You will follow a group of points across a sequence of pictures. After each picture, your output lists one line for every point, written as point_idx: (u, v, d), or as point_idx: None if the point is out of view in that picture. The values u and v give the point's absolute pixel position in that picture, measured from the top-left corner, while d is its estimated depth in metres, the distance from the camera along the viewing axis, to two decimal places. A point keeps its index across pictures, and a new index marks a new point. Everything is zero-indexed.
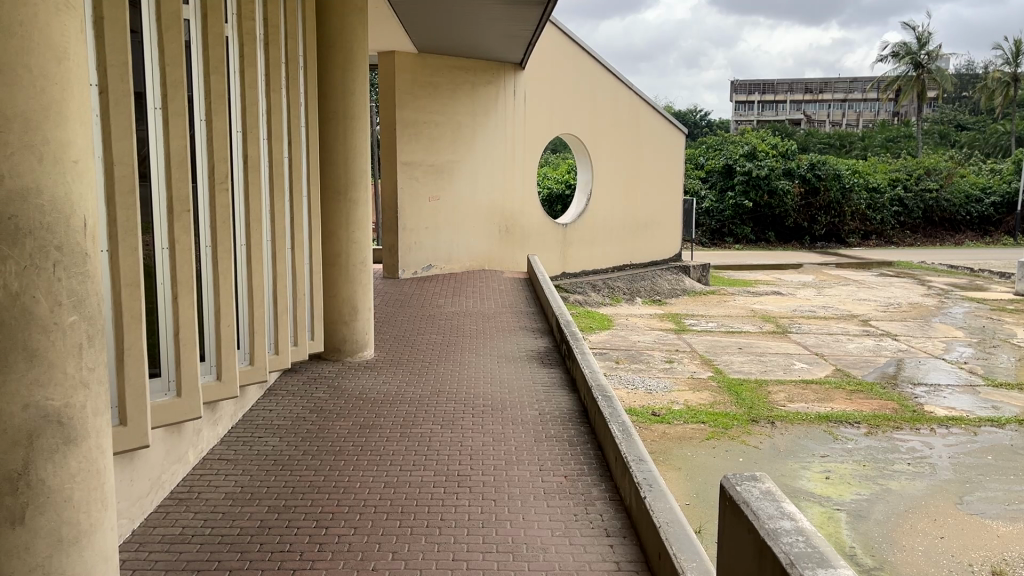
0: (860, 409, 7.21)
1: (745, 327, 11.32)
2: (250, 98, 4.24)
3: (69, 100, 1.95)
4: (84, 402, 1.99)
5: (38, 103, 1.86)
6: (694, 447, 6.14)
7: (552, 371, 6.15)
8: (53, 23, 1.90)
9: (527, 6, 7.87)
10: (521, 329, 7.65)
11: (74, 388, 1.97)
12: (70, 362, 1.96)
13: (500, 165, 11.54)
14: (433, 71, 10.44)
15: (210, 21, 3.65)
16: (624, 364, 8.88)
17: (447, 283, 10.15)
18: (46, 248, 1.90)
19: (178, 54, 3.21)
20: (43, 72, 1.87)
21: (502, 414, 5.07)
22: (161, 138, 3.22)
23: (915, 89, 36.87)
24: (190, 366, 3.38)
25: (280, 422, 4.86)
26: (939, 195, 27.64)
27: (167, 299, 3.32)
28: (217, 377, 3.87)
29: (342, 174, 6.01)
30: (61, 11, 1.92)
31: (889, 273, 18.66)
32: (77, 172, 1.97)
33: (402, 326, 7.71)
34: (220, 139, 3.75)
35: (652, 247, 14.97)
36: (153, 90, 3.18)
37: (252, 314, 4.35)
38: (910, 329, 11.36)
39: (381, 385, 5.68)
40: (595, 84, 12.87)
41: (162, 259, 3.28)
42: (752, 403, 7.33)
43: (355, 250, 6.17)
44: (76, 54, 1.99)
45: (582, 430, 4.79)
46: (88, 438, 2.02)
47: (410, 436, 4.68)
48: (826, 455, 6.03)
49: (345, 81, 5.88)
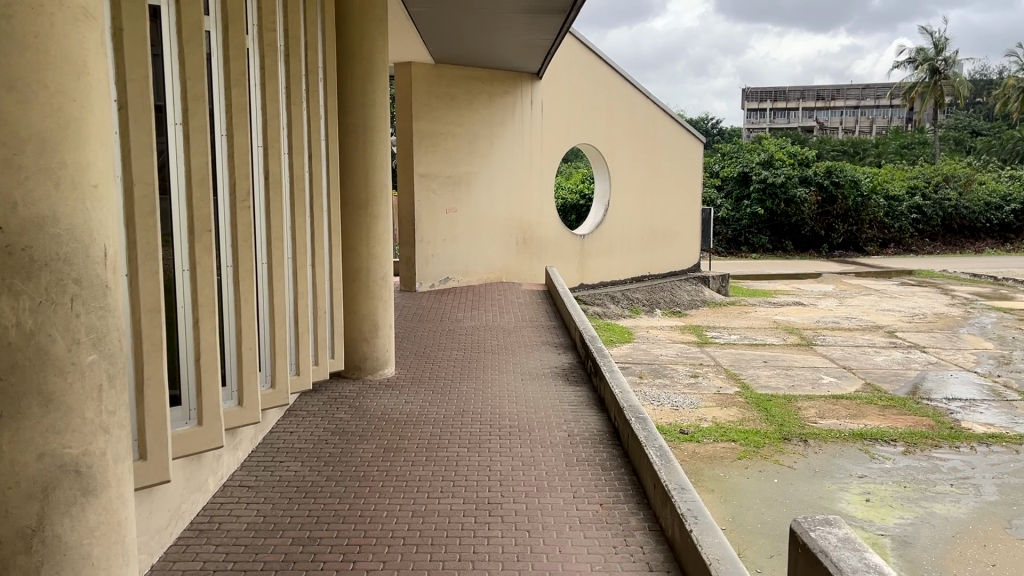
0: (895, 425, 6.99)
1: (768, 339, 11.10)
2: (272, 111, 4.09)
3: (88, 118, 1.82)
4: (103, 448, 1.87)
5: (57, 122, 1.73)
6: (726, 468, 5.94)
7: (579, 389, 5.96)
8: (71, 33, 1.76)
9: (548, 16, 7.73)
10: (544, 344, 7.47)
11: (93, 434, 1.84)
12: (90, 406, 1.83)
13: (518, 177, 11.38)
14: (450, 82, 10.32)
15: (232, 32, 3.52)
16: (648, 379, 8.69)
17: (466, 295, 10.01)
18: (63, 281, 1.78)
19: (200, 67, 3.07)
20: (59, 88, 1.73)
21: (530, 436, 4.89)
22: (182, 155, 3.07)
23: (933, 95, 36.52)
24: (212, 393, 3.23)
25: (302, 445, 4.70)
26: (958, 203, 27.34)
27: (188, 325, 3.16)
28: (238, 403, 3.71)
29: (362, 188, 5.87)
30: (80, 20, 1.78)
31: (911, 282, 18.42)
32: (97, 198, 1.85)
33: (421, 341, 7.55)
34: (242, 156, 3.61)
35: (670, 257, 14.76)
36: (173, 105, 3.03)
37: (273, 335, 4.19)
38: (939, 340, 11.11)
39: (404, 405, 5.51)
40: (612, 93, 12.71)
41: (182, 283, 3.13)
42: (782, 419, 7.13)
43: (375, 265, 6.03)
44: (96, 67, 1.85)
45: (616, 453, 4.61)
46: (107, 487, 1.90)
47: (437, 460, 4.50)
48: (865, 475, 5.82)
49: (366, 93, 5.74)
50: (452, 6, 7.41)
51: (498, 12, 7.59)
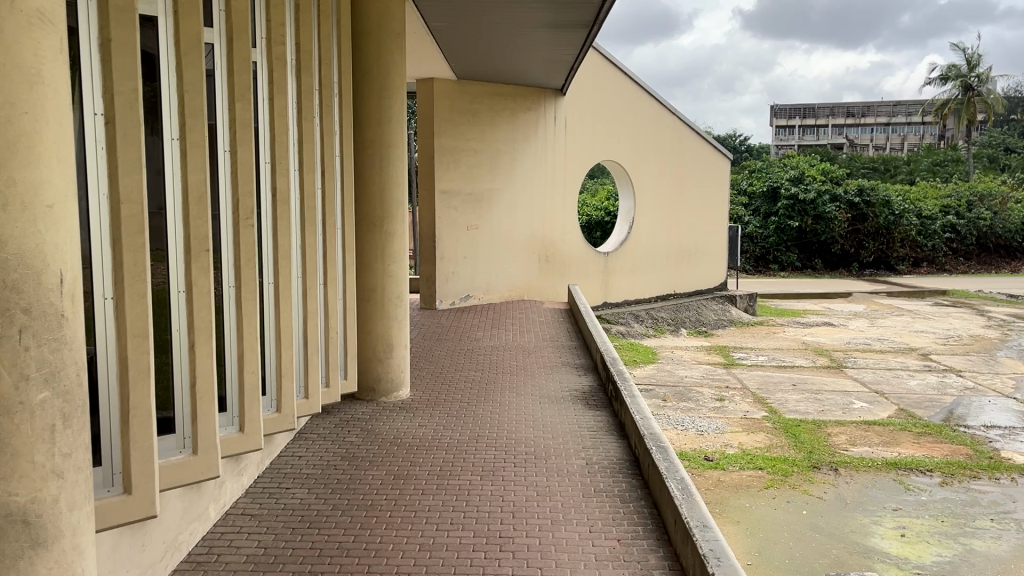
0: (931, 454, 6.70)
1: (797, 361, 10.79)
2: (281, 126, 3.97)
3: (41, 135, 1.74)
4: (55, 494, 1.78)
5: (5, 138, 1.66)
6: (753, 498, 5.69)
7: (599, 414, 5.75)
8: (22, 44, 1.69)
9: (571, 31, 7.59)
10: (564, 366, 7.26)
11: (44, 479, 1.76)
12: (40, 450, 1.75)
13: (541, 193, 11.23)
14: (473, 98, 10.22)
15: (236, 45, 3.40)
16: (672, 402, 8.44)
17: (486, 314, 9.85)
18: (10, 310, 1.69)
19: (199, 80, 2.95)
20: (7, 102, 1.67)
21: (546, 464, 4.69)
22: (178, 172, 2.94)
23: (967, 111, 35.90)
24: (209, 420, 3.08)
25: (310, 471, 4.55)
26: (994, 222, 26.80)
27: (184, 349, 3.03)
28: (239, 429, 3.56)
29: (378, 204, 5.74)
30: (32, 29, 1.71)
31: (945, 303, 17.97)
32: (51, 219, 1.76)
33: (438, 361, 7.38)
34: (246, 173, 3.48)
35: (696, 275, 14.51)
36: (170, 119, 2.92)
37: (279, 357, 4.04)
38: (976, 364, 10.73)
39: (416, 429, 5.33)
40: (638, 109, 12.54)
41: (177, 304, 3.00)
42: (811, 446, 6.86)
43: (390, 284, 5.89)
44: (53, 79, 1.77)
45: (636, 484, 4.40)
46: (60, 539, 1.80)
47: (448, 488, 4.32)
48: (899, 508, 5.54)
49: (382, 108, 5.62)
50: (473, 21, 7.29)
51: (519, 27, 7.46)
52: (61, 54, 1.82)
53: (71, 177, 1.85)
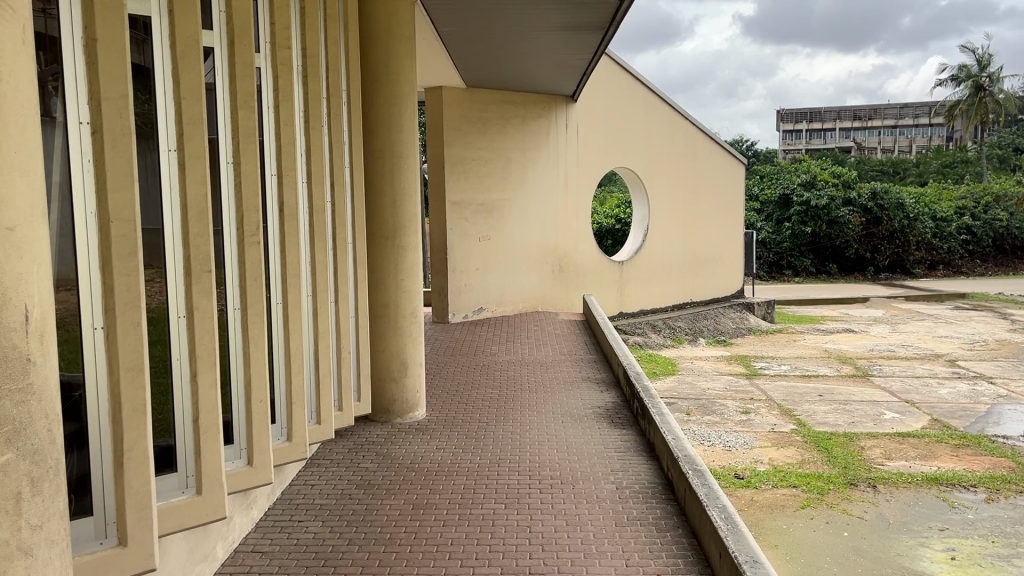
0: (972, 468, 6.39)
1: (821, 370, 10.49)
2: (287, 136, 3.72)
3: None
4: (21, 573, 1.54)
5: None
6: (789, 519, 5.39)
7: (625, 433, 5.45)
8: None
9: (584, 34, 7.33)
10: (585, 381, 6.97)
11: (9, 558, 1.51)
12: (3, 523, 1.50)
13: (553, 202, 10.97)
14: (482, 107, 9.98)
15: (238, 49, 3.17)
16: (696, 416, 8.15)
17: (501, 327, 9.57)
18: None
19: (197, 85, 2.70)
20: None
21: (573, 490, 4.41)
22: (176, 185, 2.70)
23: (978, 112, 35.51)
24: (213, 455, 2.82)
25: (324, 501, 4.28)
26: (1010, 223, 26.49)
27: (186, 378, 2.77)
28: (247, 462, 3.31)
29: (390, 217, 5.49)
30: None
31: (966, 306, 17.63)
32: (14, 245, 1.52)
33: (454, 378, 7.11)
34: (251, 185, 3.23)
35: (713, 283, 14.22)
36: (167, 129, 2.68)
37: (289, 382, 3.79)
38: (1006, 370, 10.40)
39: (434, 453, 5.05)
40: (650, 114, 12.29)
41: (178, 330, 2.75)
42: (845, 461, 6.55)
43: (404, 299, 5.63)
44: (10, 83, 1.53)
45: (671, 511, 4.11)
46: None
47: (470, 518, 4.05)
48: (946, 528, 5.23)
49: (393, 118, 5.38)
50: (483, 26, 7.04)
51: (530, 31, 7.21)
52: (23, 50, 1.58)
53: (37, 197, 1.61)
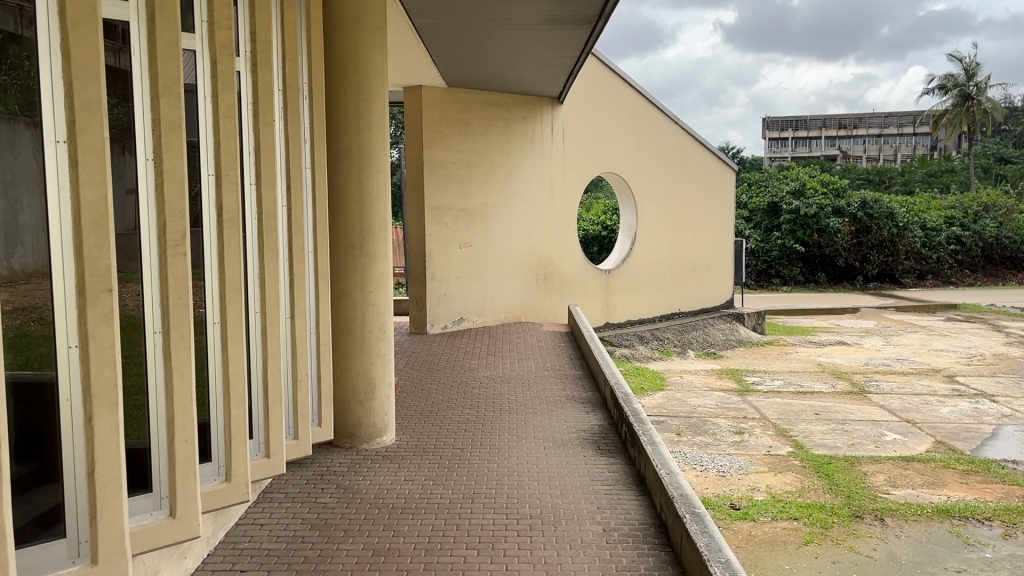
0: (985, 498, 5.95)
1: (816, 386, 10.06)
2: (226, 128, 3.20)
3: None
4: None
5: None
6: (793, 558, 4.91)
7: (613, 463, 4.95)
8: None
9: (572, 29, 6.84)
10: (570, 401, 6.46)
11: None
12: None
13: (538, 207, 10.49)
14: (464, 108, 9.48)
15: (159, 24, 2.67)
16: (687, 436, 7.68)
17: (481, 339, 9.07)
18: None
19: (93, 63, 2.30)
20: None
21: (555, 533, 3.91)
22: (66, 188, 2.29)
23: (965, 122, 35.37)
24: (113, 515, 2.42)
25: (273, 546, 3.76)
26: (999, 233, 26.32)
27: (76, 422, 2.36)
28: (169, 513, 2.83)
29: (358, 223, 4.96)
30: None
31: (958, 317, 17.33)
32: None
33: (429, 398, 6.57)
34: (174, 185, 2.73)
35: (702, 292, 13.80)
36: (56, 116, 2.26)
37: (227, 414, 3.27)
38: (1008, 387, 9.98)
39: (402, 487, 4.52)
40: (639, 118, 11.84)
41: (67, 362, 2.33)
42: (849, 490, 6.09)
43: (372, 314, 5.10)
44: None
45: (665, 561, 3.62)
46: None
47: (437, 568, 3.54)
48: (964, 569, 4.77)
49: (361, 116, 4.88)
50: (464, 17, 6.54)
51: (516, 25, 6.71)
52: None
53: None
